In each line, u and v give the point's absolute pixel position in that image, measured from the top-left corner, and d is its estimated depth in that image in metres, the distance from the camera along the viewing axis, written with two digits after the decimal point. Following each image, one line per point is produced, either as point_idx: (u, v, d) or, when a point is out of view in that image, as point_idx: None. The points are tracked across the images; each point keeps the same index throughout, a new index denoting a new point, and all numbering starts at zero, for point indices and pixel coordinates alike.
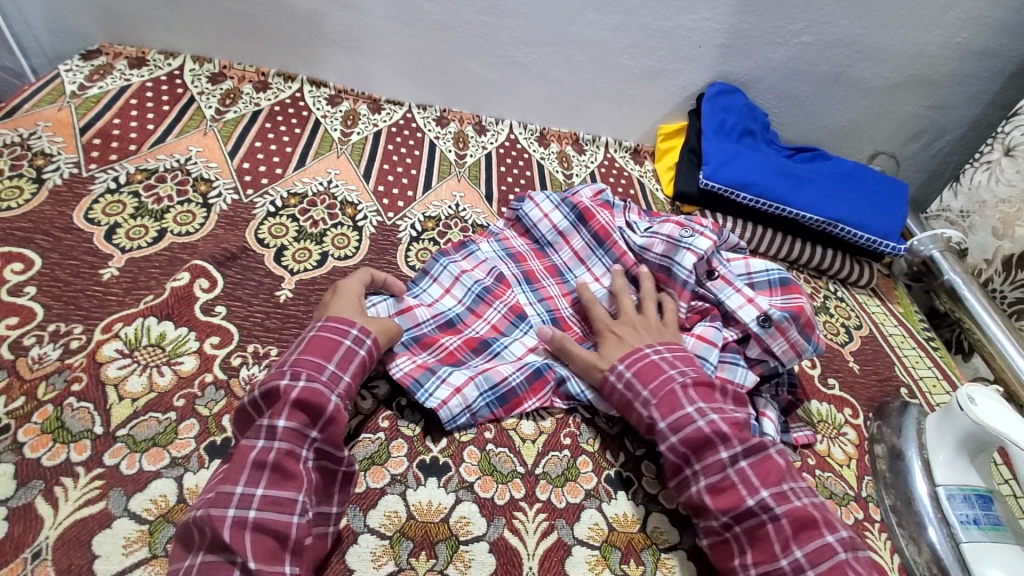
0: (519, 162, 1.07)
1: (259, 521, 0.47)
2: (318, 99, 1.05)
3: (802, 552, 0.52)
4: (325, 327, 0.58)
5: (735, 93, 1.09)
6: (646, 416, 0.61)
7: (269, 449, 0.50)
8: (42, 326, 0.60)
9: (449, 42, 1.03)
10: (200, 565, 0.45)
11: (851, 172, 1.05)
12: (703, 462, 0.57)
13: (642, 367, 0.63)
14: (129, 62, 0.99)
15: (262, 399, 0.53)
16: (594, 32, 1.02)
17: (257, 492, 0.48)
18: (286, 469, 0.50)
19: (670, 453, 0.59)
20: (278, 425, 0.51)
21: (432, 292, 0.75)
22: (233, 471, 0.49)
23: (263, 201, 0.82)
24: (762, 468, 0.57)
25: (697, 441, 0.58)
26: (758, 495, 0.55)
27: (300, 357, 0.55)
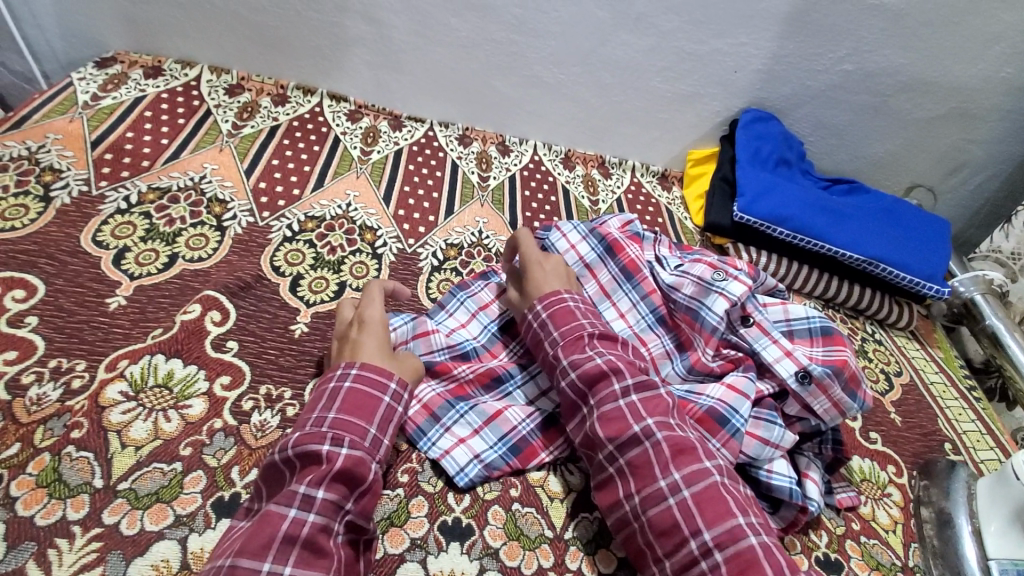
0: (544, 185, 1.03)
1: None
2: (338, 115, 1.01)
3: (681, 477, 0.52)
4: (362, 379, 0.54)
5: (770, 121, 1.04)
6: (553, 355, 0.61)
7: (302, 522, 0.46)
8: (43, 363, 0.56)
9: (475, 59, 0.99)
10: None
11: (892, 208, 1.01)
12: (595, 394, 0.57)
13: (557, 311, 0.63)
14: (144, 71, 0.95)
15: (297, 460, 0.49)
16: (627, 54, 0.97)
17: (284, 570, 0.44)
18: (318, 545, 0.46)
19: (567, 389, 0.59)
20: (315, 495, 0.47)
21: (448, 323, 0.71)
22: (260, 545, 0.44)
23: (279, 224, 0.78)
24: (651, 402, 0.56)
25: (592, 373, 0.58)
26: (645, 424, 0.54)
27: (337, 416, 0.51)
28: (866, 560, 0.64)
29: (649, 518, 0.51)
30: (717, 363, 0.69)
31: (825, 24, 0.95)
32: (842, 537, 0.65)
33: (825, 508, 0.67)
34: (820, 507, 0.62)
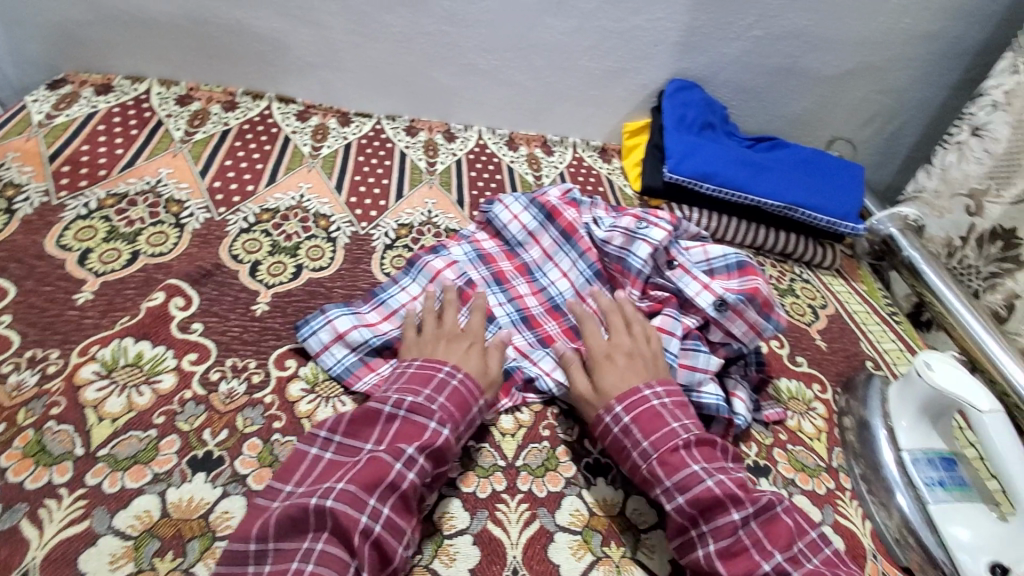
0: (490, 166, 1.08)
1: (380, 537, 0.50)
2: (287, 116, 1.06)
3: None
4: (465, 382, 0.60)
5: (694, 89, 1.12)
6: (645, 468, 0.59)
7: (404, 475, 0.52)
8: (19, 353, 0.60)
9: (412, 52, 1.05)
10: (317, 554, 0.48)
11: (811, 158, 1.09)
12: (712, 523, 0.55)
13: (641, 413, 0.61)
14: (95, 89, 0.99)
15: (404, 422, 0.56)
16: (553, 36, 1.04)
17: (384, 509, 0.51)
18: (410, 500, 0.52)
19: (676, 514, 0.56)
20: (416, 457, 0.54)
21: (399, 296, 0.75)
22: (372, 480, 0.51)
23: (235, 218, 0.83)
24: (769, 530, 0.55)
25: (707, 501, 0.55)
26: (772, 560, 0.53)
27: (447, 402, 0.58)
28: (792, 463, 0.71)
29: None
30: (646, 305, 0.77)
31: None
32: (771, 447, 0.72)
33: (755, 424, 0.74)
34: (746, 421, 0.70)
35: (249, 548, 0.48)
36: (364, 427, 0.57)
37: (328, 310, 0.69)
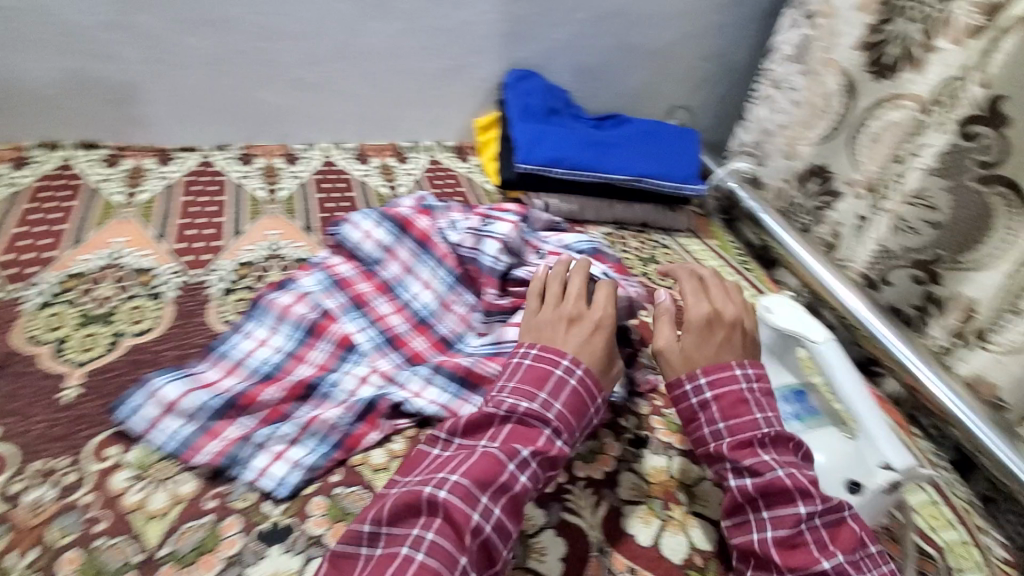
0: (450, 181, 1.10)
1: (489, 538, 0.49)
2: (230, 161, 1.03)
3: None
4: (583, 383, 0.59)
5: (533, 76, 1.11)
6: (726, 441, 0.60)
7: (517, 472, 0.52)
8: (24, 469, 0.55)
9: (349, 77, 1.04)
10: (426, 543, 0.47)
11: (652, 128, 1.11)
12: (773, 510, 0.55)
13: (723, 391, 0.60)
14: (10, 163, 0.93)
15: (533, 421, 0.56)
16: (487, 43, 1.07)
17: (494, 509, 0.50)
18: (519, 503, 0.52)
19: (735, 492, 0.56)
20: (524, 457, 0.53)
21: (244, 346, 0.69)
22: (489, 472, 0.51)
23: (212, 278, 0.79)
24: (834, 532, 0.53)
25: (774, 488, 0.54)
26: (834, 559, 0.51)
27: (563, 407, 0.57)
28: None
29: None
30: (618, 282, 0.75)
31: None
32: None
33: None
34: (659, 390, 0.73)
35: (364, 530, 0.50)
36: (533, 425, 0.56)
37: (151, 381, 0.61)
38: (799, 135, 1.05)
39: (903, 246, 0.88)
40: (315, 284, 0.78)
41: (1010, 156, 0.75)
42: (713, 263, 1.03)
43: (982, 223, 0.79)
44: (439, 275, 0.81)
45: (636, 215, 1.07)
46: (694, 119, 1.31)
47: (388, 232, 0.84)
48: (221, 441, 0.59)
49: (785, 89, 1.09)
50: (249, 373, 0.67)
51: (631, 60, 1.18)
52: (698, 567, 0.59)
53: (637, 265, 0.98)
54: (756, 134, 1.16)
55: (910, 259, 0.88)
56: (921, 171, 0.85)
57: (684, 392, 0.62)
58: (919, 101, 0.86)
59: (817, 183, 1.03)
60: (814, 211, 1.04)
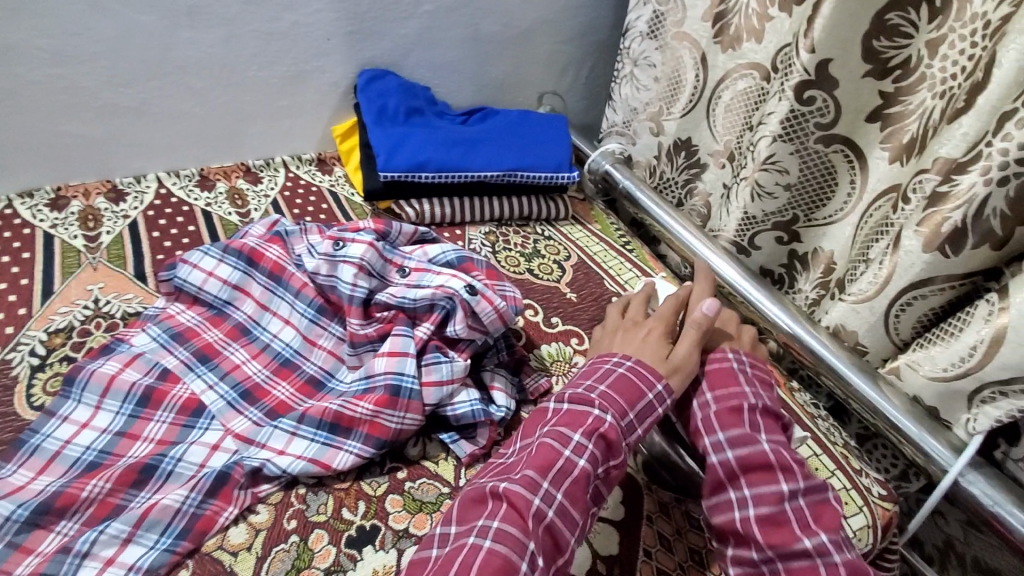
0: (311, 197, 1.01)
1: (553, 522, 0.51)
2: (37, 208, 0.87)
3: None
4: (632, 371, 0.62)
5: (386, 75, 1.04)
6: (702, 416, 0.64)
7: (575, 458, 0.54)
8: None
9: (171, 96, 0.91)
10: (493, 532, 0.49)
11: (520, 119, 1.07)
12: (752, 484, 0.57)
13: (716, 372, 0.67)
14: None
15: (580, 407, 0.58)
16: (330, 45, 0.98)
17: (557, 495, 0.52)
18: (584, 486, 0.53)
19: (717, 467, 0.59)
20: (580, 440, 0.55)
21: (60, 433, 0.59)
22: (545, 460, 0.53)
23: (18, 354, 0.67)
24: (816, 511, 0.56)
25: (757, 463, 0.58)
26: (816, 538, 0.53)
27: (610, 390, 0.59)
28: None
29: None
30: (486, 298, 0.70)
31: None
32: None
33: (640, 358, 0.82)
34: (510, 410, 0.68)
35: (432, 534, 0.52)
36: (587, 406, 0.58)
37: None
38: (661, 111, 1.05)
39: (763, 211, 0.91)
40: (149, 342, 0.68)
41: (844, 114, 0.78)
42: (597, 249, 1.01)
43: (827, 181, 0.84)
44: (299, 308, 0.74)
45: (514, 210, 1.03)
46: (563, 103, 1.30)
47: (235, 269, 0.75)
48: (36, 559, 0.49)
49: (643, 66, 1.06)
50: (68, 467, 0.56)
51: (488, 50, 1.13)
52: (601, 575, 0.58)
53: (521, 262, 0.95)
54: (625, 113, 1.13)
55: (772, 222, 0.91)
56: (768, 138, 0.84)
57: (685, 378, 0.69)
58: (762, 69, 0.88)
59: (683, 157, 1.05)
60: (684, 183, 1.06)
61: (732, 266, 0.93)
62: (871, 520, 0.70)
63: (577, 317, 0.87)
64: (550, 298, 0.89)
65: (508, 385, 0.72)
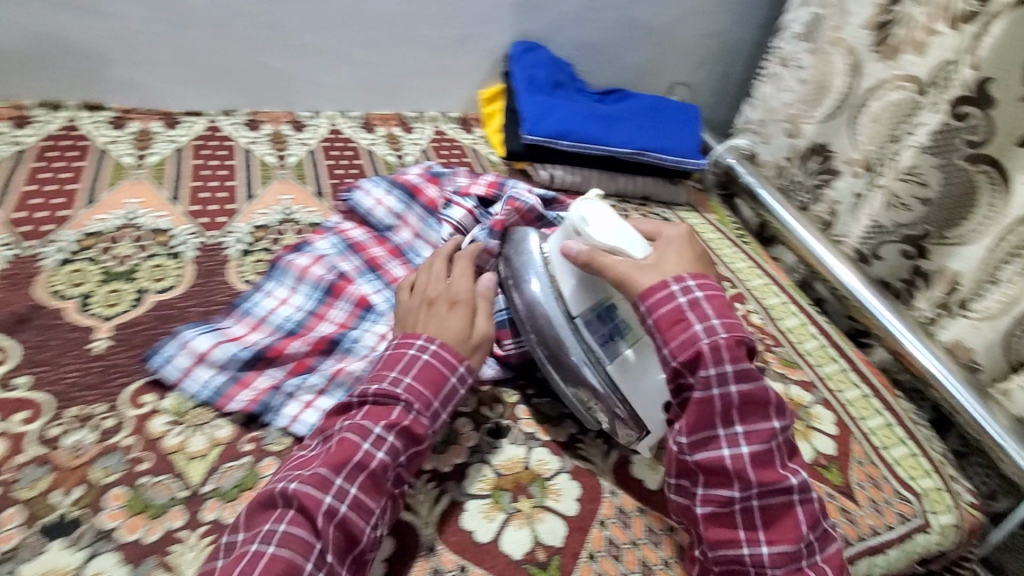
0: (455, 151, 1.11)
1: (345, 518, 0.49)
2: (237, 126, 1.01)
3: (817, 539, 0.55)
4: (439, 355, 0.58)
5: (539, 48, 1.12)
6: (699, 340, 0.57)
7: (372, 453, 0.52)
8: (61, 413, 0.56)
9: (356, 45, 1.03)
10: (279, 535, 0.47)
11: (655, 105, 1.14)
12: (747, 426, 0.56)
13: (713, 296, 0.60)
14: (11, 122, 0.88)
15: (380, 404, 0.55)
16: (497, 16, 1.08)
17: (351, 489, 0.50)
18: (379, 478, 0.52)
19: (718, 402, 0.56)
20: (383, 435, 0.53)
21: (266, 303, 0.72)
22: (339, 461, 0.51)
23: (230, 239, 0.80)
24: (789, 449, 0.59)
25: (755, 401, 0.57)
26: (798, 476, 0.56)
27: (415, 380, 0.57)
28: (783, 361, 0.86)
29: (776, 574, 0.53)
30: None
31: None
32: (763, 351, 0.87)
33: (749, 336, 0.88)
34: None
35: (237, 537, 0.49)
36: (384, 404, 0.55)
37: (181, 333, 0.63)
38: (801, 113, 1.08)
39: (894, 221, 0.93)
40: (330, 247, 0.80)
41: (996, 136, 0.79)
42: (712, 236, 1.06)
43: (964, 204, 0.84)
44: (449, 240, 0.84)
45: (637, 188, 1.09)
46: (691, 95, 1.35)
47: (398, 201, 0.87)
48: (253, 391, 0.61)
49: (791, 67, 1.10)
50: (273, 329, 0.69)
51: (634, 36, 1.21)
52: None
53: None
54: (762, 112, 1.17)
55: (901, 234, 0.93)
56: (914, 149, 0.88)
57: (670, 293, 0.60)
58: (916, 83, 0.89)
59: (816, 161, 1.07)
60: (812, 189, 1.08)
61: (849, 270, 0.96)
62: (958, 520, 0.75)
63: None
64: None
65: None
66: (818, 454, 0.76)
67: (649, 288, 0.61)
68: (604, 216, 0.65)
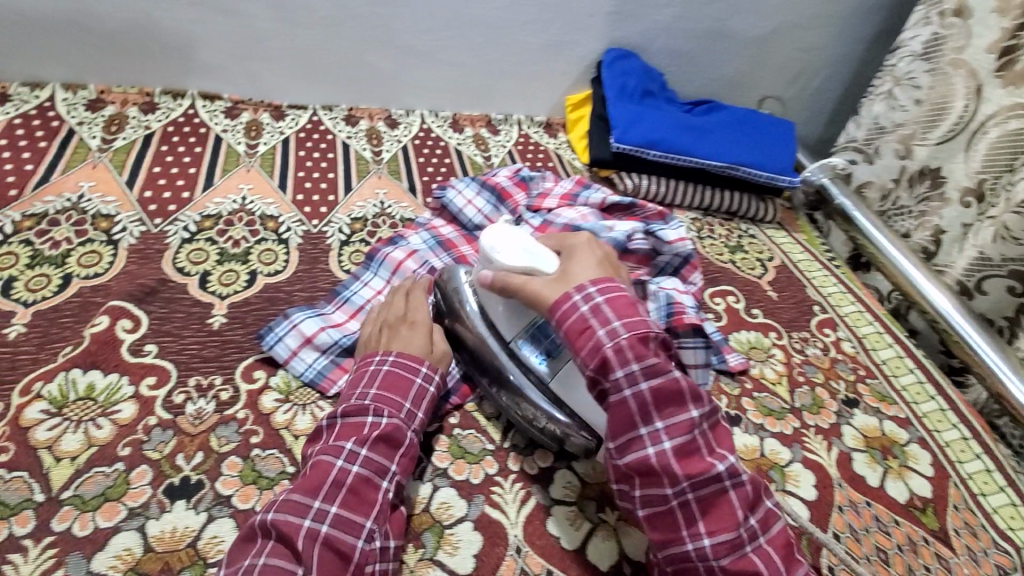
0: (540, 155, 1.12)
1: (328, 537, 0.48)
2: (336, 121, 1.05)
3: (757, 522, 0.51)
4: (399, 363, 0.59)
5: (631, 56, 1.12)
6: (603, 347, 0.53)
7: (348, 470, 0.51)
8: (184, 382, 0.61)
9: (452, 47, 1.05)
10: (261, 566, 0.45)
11: (747, 119, 1.11)
12: (668, 422, 0.52)
13: (615, 295, 0.55)
14: (139, 107, 0.95)
15: (348, 423, 0.54)
16: (594, 23, 1.08)
17: (330, 508, 0.49)
18: (361, 493, 0.51)
19: (632, 404, 0.51)
20: (360, 453, 0.52)
21: (363, 293, 0.74)
22: (311, 484, 0.50)
23: (331, 229, 0.84)
24: (716, 432, 0.54)
25: (668, 395, 0.52)
26: (726, 461, 0.52)
27: (381, 391, 0.57)
28: (875, 394, 0.83)
29: (723, 565, 0.49)
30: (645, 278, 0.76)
31: None
32: (855, 382, 0.83)
33: (839, 365, 0.85)
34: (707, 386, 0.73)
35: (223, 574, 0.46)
36: (347, 424, 0.54)
37: (290, 315, 0.67)
38: (915, 134, 1.03)
39: (1002, 255, 0.89)
40: (422, 243, 0.82)
41: None
42: (801, 257, 1.04)
43: None
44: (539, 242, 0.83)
45: (724, 203, 1.07)
46: (782, 109, 1.32)
47: (487, 203, 0.88)
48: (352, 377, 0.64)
49: (906, 85, 1.05)
50: None
51: (730, 47, 1.18)
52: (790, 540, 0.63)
53: (724, 253, 0.99)
54: (869, 130, 1.12)
55: (1009, 269, 0.88)
56: None
57: (574, 305, 0.55)
58: None
59: (926, 185, 1.02)
60: (916, 214, 1.04)
61: (951, 303, 0.91)
62: None
63: (777, 314, 0.90)
64: (752, 291, 0.93)
65: (699, 352, 0.72)
66: (913, 495, 0.72)
67: (553, 300, 0.57)
68: (525, 239, 0.61)
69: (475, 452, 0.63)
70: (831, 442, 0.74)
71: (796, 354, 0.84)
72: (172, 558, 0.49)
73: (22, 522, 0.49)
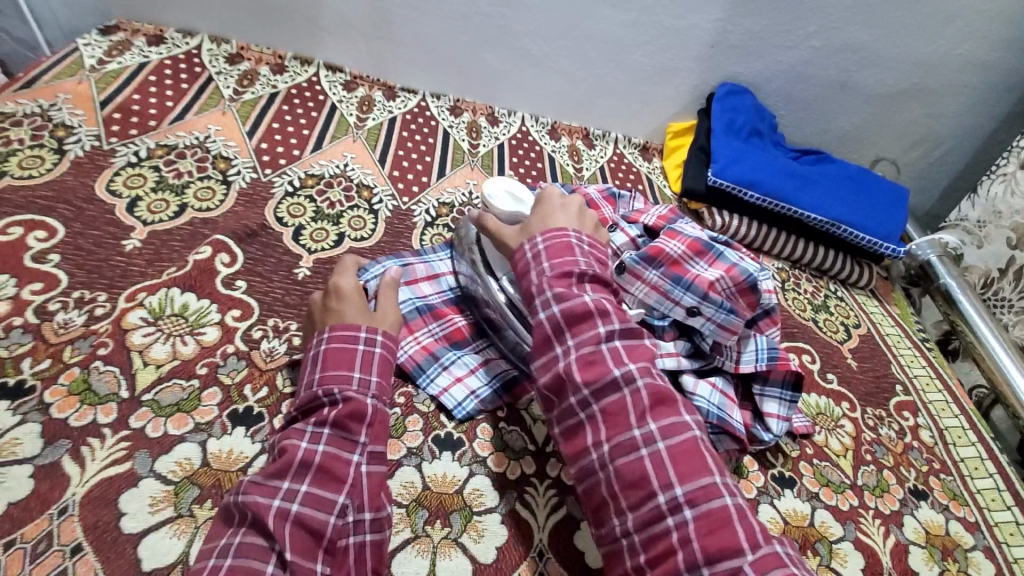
0: (630, 175, 1.11)
1: (299, 515, 0.47)
2: (442, 110, 1.09)
3: (681, 494, 0.46)
4: (335, 338, 0.57)
5: (744, 94, 1.10)
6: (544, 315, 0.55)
7: (314, 450, 0.51)
8: (263, 320, 0.65)
9: (567, 57, 1.07)
10: (236, 547, 0.45)
11: (854, 179, 1.06)
12: (579, 340, 0.53)
13: (561, 261, 0.57)
14: (270, 67, 1.02)
15: (304, 411, 0.54)
16: (711, 54, 1.07)
17: (301, 488, 0.49)
18: (333, 470, 0.50)
19: (546, 327, 0.54)
20: (323, 433, 0.52)
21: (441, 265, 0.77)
22: (281, 466, 0.49)
23: (419, 209, 0.87)
24: (656, 402, 0.50)
25: (596, 363, 0.51)
26: (647, 429, 0.49)
27: (326, 372, 0.55)
28: (947, 492, 0.76)
29: None
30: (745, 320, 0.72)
31: (895, 32, 1.04)
32: (926, 473, 0.77)
33: (910, 451, 0.79)
34: (773, 437, 0.70)
35: (217, 544, 0.46)
36: (302, 407, 0.54)
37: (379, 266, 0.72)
38: None
39: None
40: None
41: None
42: (890, 331, 0.97)
43: None
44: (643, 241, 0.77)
45: (815, 258, 1.02)
46: (894, 175, 1.25)
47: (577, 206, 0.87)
48: (416, 343, 0.67)
49: None
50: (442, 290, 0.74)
51: (851, 101, 1.14)
52: None
53: (807, 309, 0.95)
54: (983, 213, 1.06)
55: None
56: None
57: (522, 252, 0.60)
58: None
59: None
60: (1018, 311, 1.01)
61: None
62: None
63: (852, 384, 0.85)
64: (830, 354, 0.88)
65: (782, 405, 0.71)
66: None
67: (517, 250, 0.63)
68: (513, 187, 0.70)
69: (516, 449, 0.63)
70: (889, 530, 0.69)
71: (866, 430, 0.79)
72: (224, 477, 0.52)
73: (105, 413, 0.53)
